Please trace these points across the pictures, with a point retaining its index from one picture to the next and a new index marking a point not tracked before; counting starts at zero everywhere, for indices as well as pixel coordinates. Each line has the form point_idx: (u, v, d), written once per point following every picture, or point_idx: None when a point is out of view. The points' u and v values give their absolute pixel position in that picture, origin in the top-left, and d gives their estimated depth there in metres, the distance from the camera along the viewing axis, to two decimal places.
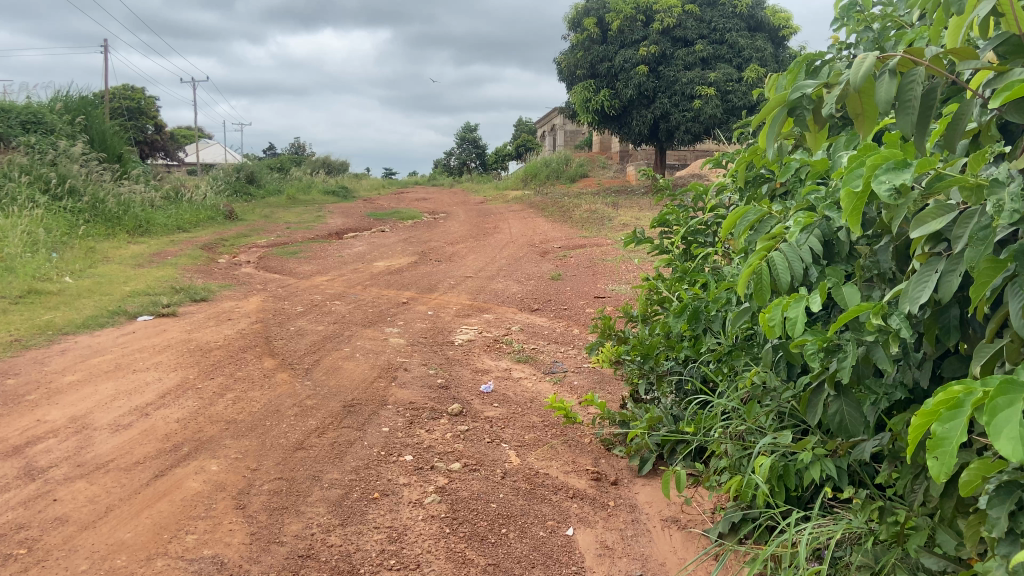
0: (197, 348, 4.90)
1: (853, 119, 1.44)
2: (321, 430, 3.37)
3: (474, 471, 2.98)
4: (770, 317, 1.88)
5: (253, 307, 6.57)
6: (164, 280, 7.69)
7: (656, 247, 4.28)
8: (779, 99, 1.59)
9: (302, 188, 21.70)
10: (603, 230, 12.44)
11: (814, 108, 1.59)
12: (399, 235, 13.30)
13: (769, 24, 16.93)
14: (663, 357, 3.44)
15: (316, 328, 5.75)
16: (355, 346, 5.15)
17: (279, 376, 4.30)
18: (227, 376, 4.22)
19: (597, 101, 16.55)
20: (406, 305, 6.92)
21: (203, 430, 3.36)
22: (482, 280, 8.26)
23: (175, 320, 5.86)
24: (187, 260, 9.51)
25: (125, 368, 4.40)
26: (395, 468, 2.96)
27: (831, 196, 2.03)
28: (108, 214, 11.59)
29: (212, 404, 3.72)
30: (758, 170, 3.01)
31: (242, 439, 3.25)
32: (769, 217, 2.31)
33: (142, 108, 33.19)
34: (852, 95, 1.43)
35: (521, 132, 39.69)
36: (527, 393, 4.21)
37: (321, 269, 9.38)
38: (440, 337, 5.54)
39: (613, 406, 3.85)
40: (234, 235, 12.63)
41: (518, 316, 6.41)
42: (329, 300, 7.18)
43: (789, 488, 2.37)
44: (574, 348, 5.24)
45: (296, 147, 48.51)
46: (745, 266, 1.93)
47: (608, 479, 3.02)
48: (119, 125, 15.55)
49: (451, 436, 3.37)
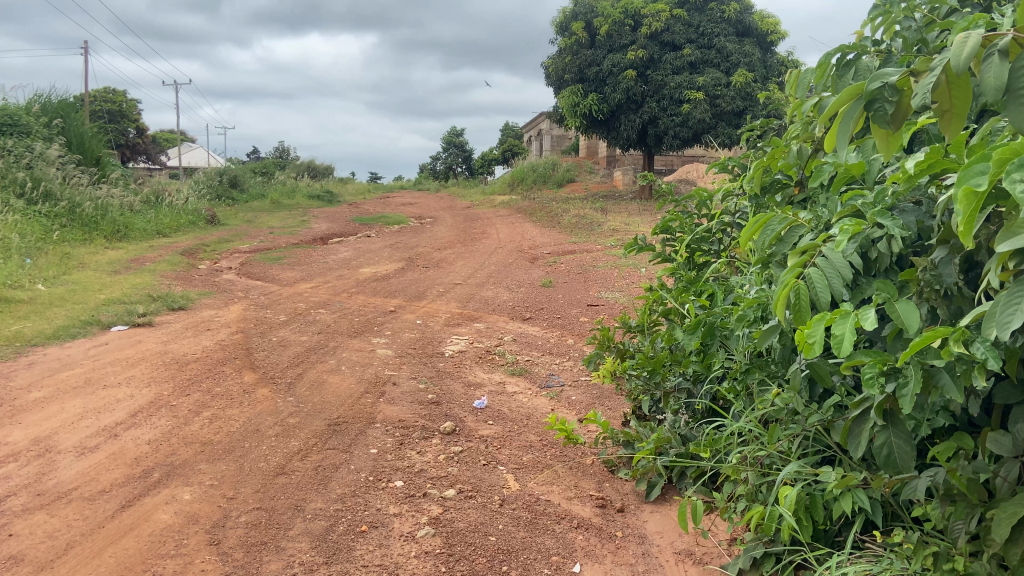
0: (173, 361, 4.65)
1: (938, 117, 1.31)
2: (304, 453, 3.14)
3: (470, 498, 2.76)
4: (810, 333, 1.69)
5: (233, 316, 6.31)
6: (141, 287, 7.40)
7: (658, 255, 4.08)
8: (853, 89, 1.43)
9: (287, 192, 21.40)
10: (593, 235, 12.26)
11: (898, 100, 1.39)
12: (385, 241, 13.04)
13: (757, 29, 16.83)
14: (669, 373, 3.23)
15: (300, 339, 5.51)
16: (340, 358, 4.92)
17: (260, 391, 4.06)
18: (204, 393, 3.97)
19: (585, 105, 16.39)
20: (394, 313, 6.69)
21: (177, 453, 3.12)
22: (472, 288, 8.05)
23: (151, 331, 5.59)
24: (166, 267, 9.21)
25: (95, 384, 4.14)
26: (384, 496, 2.74)
27: (880, 203, 1.86)
28: (85, 218, 11.26)
29: (187, 424, 3.48)
30: (775, 174, 2.84)
31: (218, 464, 3.01)
32: (799, 225, 2.13)
33: (123, 111, 32.68)
34: (942, 86, 1.28)
35: (507, 137, 39.50)
36: (523, 408, 4.01)
37: (305, 275, 9.12)
38: (429, 348, 5.32)
39: (615, 424, 3.65)
40: (216, 240, 12.31)
41: (510, 325, 6.20)
42: (313, 308, 6.94)
43: (816, 521, 2.19)
44: (569, 359, 5.04)
45: (279, 150, 48.03)
46: (783, 287, 1.80)
47: (614, 506, 2.81)
48: (97, 128, 15.19)
49: (445, 458, 3.15)
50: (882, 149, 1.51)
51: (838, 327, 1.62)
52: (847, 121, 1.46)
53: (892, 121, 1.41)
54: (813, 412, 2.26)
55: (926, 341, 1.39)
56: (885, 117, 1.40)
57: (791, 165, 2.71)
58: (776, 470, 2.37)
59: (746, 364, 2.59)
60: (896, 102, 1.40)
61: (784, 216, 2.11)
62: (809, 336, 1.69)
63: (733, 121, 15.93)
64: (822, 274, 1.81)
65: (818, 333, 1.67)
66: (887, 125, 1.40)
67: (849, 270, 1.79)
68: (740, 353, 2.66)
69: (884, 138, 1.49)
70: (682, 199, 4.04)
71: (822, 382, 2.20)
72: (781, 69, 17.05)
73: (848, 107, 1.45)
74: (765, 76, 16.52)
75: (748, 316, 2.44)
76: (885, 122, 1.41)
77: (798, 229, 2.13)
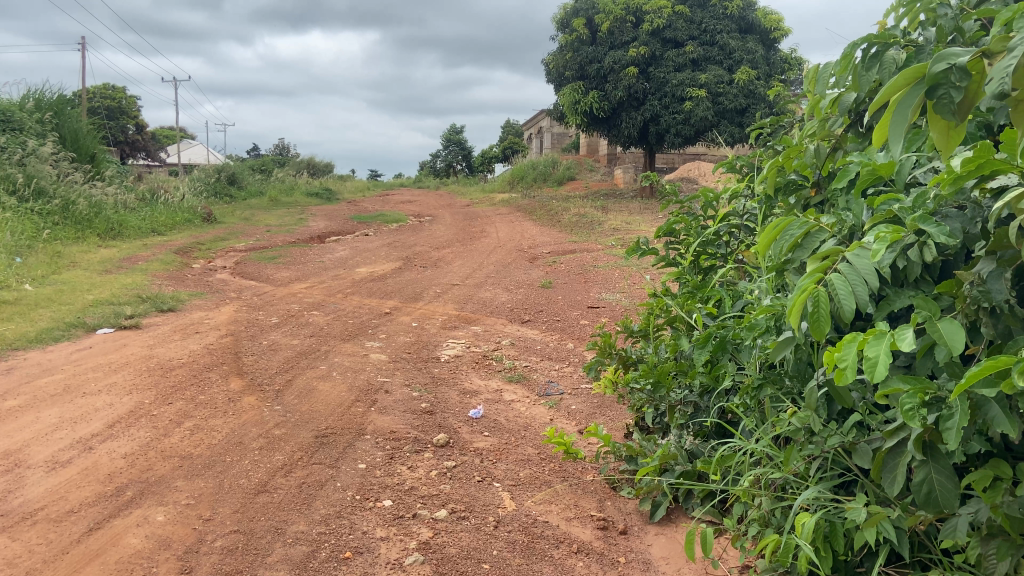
0: (157, 367, 4.47)
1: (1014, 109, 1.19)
2: (288, 468, 2.97)
3: (463, 520, 2.60)
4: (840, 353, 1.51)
5: (224, 318, 6.13)
6: (131, 288, 7.22)
7: (662, 259, 3.90)
8: (915, 70, 1.25)
9: (285, 190, 21.18)
10: (593, 235, 12.08)
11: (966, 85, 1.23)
12: (382, 240, 12.84)
13: (761, 26, 16.63)
14: (675, 383, 3.04)
15: (291, 342, 5.33)
16: (332, 363, 4.75)
17: (246, 399, 3.88)
18: (187, 401, 3.79)
19: (586, 103, 16.20)
20: (389, 315, 6.52)
21: (153, 468, 2.95)
22: (470, 288, 7.87)
23: (138, 333, 5.41)
24: (159, 266, 9.04)
25: (74, 392, 3.96)
26: (372, 517, 2.57)
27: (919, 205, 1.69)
28: (78, 216, 11.08)
29: (168, 435, 3.32)
30: (790, 174, 2.67)
31: (196, 480, 2.84)
32: (819, 230, 1.96)
33: (122, 108, 32.42)
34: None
35: (508, 135, 39.21)
36: (521, 418, 3.84)
37: (300, 275, 8.94)
38: (425, 353, 5.14)
39: (617, 437, 3.48)
40: (211, 238, 12.13)
41: (508, 328, 6.02)
42: (306, 310, 6.76)
43: (837, 551, 2.02)
44: (569, 365, 4.86)
45: (279, 147, 47.75)
46: (802, 295, 1.64)
47: (616, 528, 2.66)
48: (92, 124, 15.00)
49: (437, 474, 2.98)
50: (938, 144, 1.35)
51: (872, 349, 1.44)
52: (902, 110, 1.29)
53: (957, 109, 1.24)
54: (833, 434, 2.10)
55: (986, 370, 1.23)
56: (949, 106, 1.24)
57: (808, 165, 2.55)
58: (794, 495, 2.22)
59: (761, 378, 2.42)
60: (963, 88, 1.24)
61: (803, 220, 1.94)
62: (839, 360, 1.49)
63: (735, 119, 15.76)
64: (844, 282, 1.66)
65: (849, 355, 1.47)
66: (952, 115, 1.24)
67: (875, 280, 1.65)
68: (752, 367, 2.50)
69: (940, 131, 1.33)
70: (686, 199, 3.86)
71: (841, 402, 2.03)
72: (784, 66, 16.87)
73: (905, 94, 1.27)
74: (768, 73, 16.33)
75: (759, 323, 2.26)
76: (948, 111, 1.25)
77: (822, 233, 1.95)
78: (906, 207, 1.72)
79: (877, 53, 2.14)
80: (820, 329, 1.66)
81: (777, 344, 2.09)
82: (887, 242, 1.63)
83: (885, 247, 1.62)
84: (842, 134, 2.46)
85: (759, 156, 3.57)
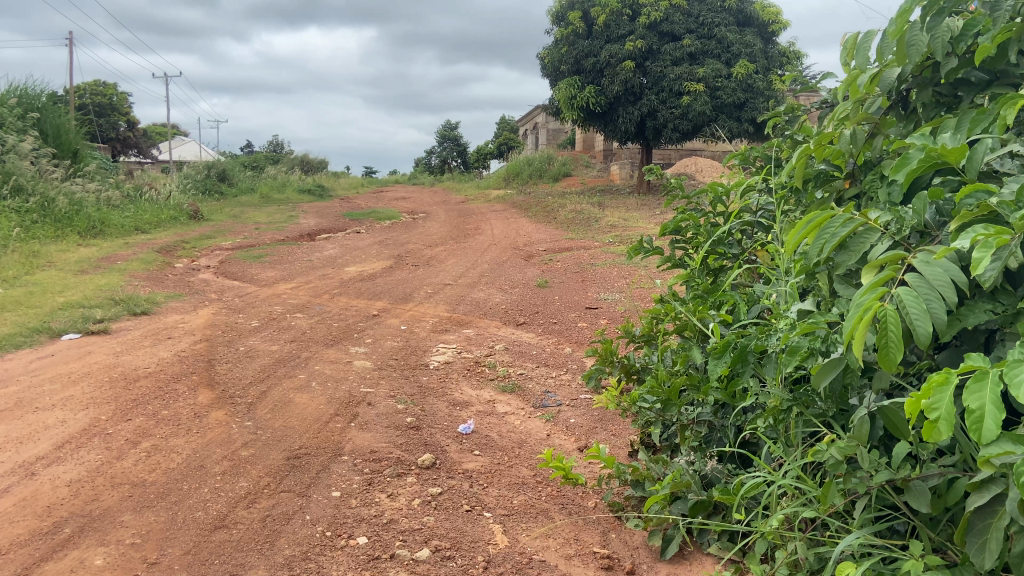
0: (121, 377, 4.14)
1: None
2: (252, 497, 2.64)
3: (448, 560, 2.28)
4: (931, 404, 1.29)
5: (200, 322, 5.77)
6: (105, 289, 6.87)
7: (668, 260, 3.56)
8: None
9: (276, 187, 20.78)
10: (589, 232, 11.76)
11: None
12: (374, 237, 12.50)
13: (759, 19, 16.27)
14: (685, 400, 2.72)
15: (270, 348, 4.99)
16: (312, 372, 4.40)
17: (213, 414, 3.54)
18: (148, 417, 3.45)
19: (582, 97, 15.83)
20: (377, 318, 6.18)
21: (99, 498, 2.64)
22: (462, 288, 7.53)
23: (105, 339, 5.07)
24: (139, 265, 8.69)
25: (25, 407, 3.63)
26: (343, 559, 2.24)
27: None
28: (58, 214, 10.71)
29: (121, 458, 2.99)
30: (820, 164, 2.32)
31: (145, 514, 2.52)
32: (866, 230, 1.64)
33: (114, 104, 31.85)
34: None
35: (503, 130, 38.65)
36: (515, 434, 3.51)
37: (286, 275, 8.58)
38: (413, 359, 4.81)
39: (621, 458, 3.15)
40: (196, 237, 11.76)
41: (502, 332, 5.68)
42: (289, 312, 6.40)
43: None
44: (568, 373, 4.53)
45: (272, 144, 47.09)
46: (868, 318, 1.35)
47: (622, 567, 2.33)
48: (75, 120, 14.57)
49: (421, 504, 2.65)
50: None
51: (976, 398, 1.24)
52: None
53: None
54: (883, 469, 1.79)
55: None
56: None
57: (843, 153, 2.20)
58: (835, 540, 1.89)
59: (790, 399, 2.09)
60: None
61: (848, 215, 1.63)
62: (931, 410, 1.29)
63: (734, 113, 15.46)
64: (916, 299, 1.35)
65: (944, 400, 1.28)
66: None
67: (953, 294, 1.36)
68: (777, 386, 2.16)
69: None
70: (694, 195, 3.52)
71: (896, 432, 1.75)
72: (783, 60, 16.55)
73: None
74: (766, 67, 16.00)
75: (800, 346, 1.81)
76: None
77: (873, 232, 1.62)
78: (1008, 202, 1.38)
79: (935, 20, 1.89)
80: (889, 357, 1.37)
81: (822, 367, 1.74)
82: (993, 249, 1.25)
83: (989, 255, 1.24)
84: (881, 117, 2.15)
85: (775, 147, 3.24)
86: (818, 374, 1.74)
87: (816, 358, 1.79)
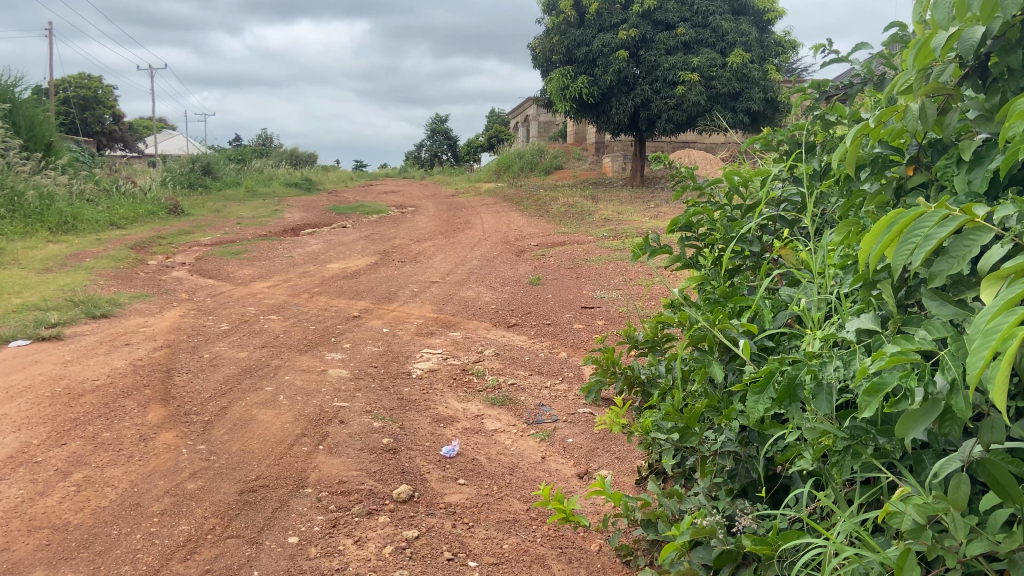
0: (64, 391, 3.69)
1: None
2: (192, 546, 2.23)
3: None
4: None
5: (164, 326, 5.32)
6: (66, 290, 6.40)
7: (678, 259, 3.12)
8: None
9: (262, 180, 20.30)
10: (582, 226, 11.34)
11: None
12: (360, 233, 12.04)
13: (754, 7, 15.77)
14: (705, 429, 2.34)
15: (237, 355, 4.56)
16: (281, 383, 3.97)
17: (162, 437, 3.10)
18: (86, 441, 3.03)
19: (575, 88, 15.38)
20: (358, 320, 5.74)
21: (10, 548, 2.23)
22: (451, 286, 7.11)
23: (57, 346, 4.62)
24: (109, 263, 8.21)
25: None
26: None
27: None
28: (27, 210, 10.19)
29: (45, 494, 2.56)
30: (875, 147, 1.95)
31: (60, 570, 2.12)
32: (977, 233, 1.28)
33: (99, 97, 30.86)
34: None
35: (493, 123, 38.13)
36: (506, 456, 3.09)
37: (264, 272, 8.13)
38: (394, 367, 4.38)
39: (627, 488, 2.76)
40: (175, 232, 11.23)
41: (492, 334, 5.26)
42: (263, 314, 5.95)
43: None
44: (563, 382, 4.11)
45: (262, 137, 46.67)
46: (1012, 354, 0.94)
47: None
48: (48, 111, 13.95)
49: (394, 551, 2.24)
50: None
51: None
52: None
53: None
54: (979, 540, 1.39)
55: None
56: None
57: (904, 132, 1.82)
58: None
59: (845, 437, 1.70)
60: None
61: (947, 213, 1.28)
62: None
63: (729, 103, 15.07)
64: None
65: None
66: None
67: None
68: (827, 423, 1.76)
69: None
70: (707, 184, 3.08)
71: (1006, 496, 1.35)
72: (778, 49, 16.16)
73: None
74: (762, 57, 15.62)
75: (887, 383, 1.44)
76: None
77: (982, 232, 1.28)
78: None
79: None
80: None
81: (911, 415, 1.39)
82: None
83: None
84: (953, 88, 1.75)
85: (805, 129, 2.82)
86: (906, 420, 1.40)
87: (907, 400, 1.43)
